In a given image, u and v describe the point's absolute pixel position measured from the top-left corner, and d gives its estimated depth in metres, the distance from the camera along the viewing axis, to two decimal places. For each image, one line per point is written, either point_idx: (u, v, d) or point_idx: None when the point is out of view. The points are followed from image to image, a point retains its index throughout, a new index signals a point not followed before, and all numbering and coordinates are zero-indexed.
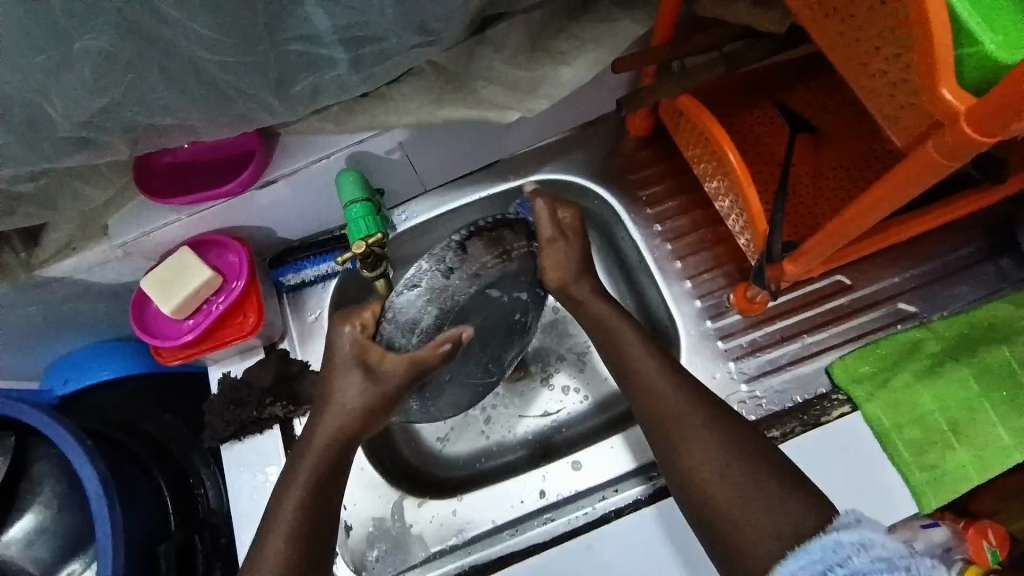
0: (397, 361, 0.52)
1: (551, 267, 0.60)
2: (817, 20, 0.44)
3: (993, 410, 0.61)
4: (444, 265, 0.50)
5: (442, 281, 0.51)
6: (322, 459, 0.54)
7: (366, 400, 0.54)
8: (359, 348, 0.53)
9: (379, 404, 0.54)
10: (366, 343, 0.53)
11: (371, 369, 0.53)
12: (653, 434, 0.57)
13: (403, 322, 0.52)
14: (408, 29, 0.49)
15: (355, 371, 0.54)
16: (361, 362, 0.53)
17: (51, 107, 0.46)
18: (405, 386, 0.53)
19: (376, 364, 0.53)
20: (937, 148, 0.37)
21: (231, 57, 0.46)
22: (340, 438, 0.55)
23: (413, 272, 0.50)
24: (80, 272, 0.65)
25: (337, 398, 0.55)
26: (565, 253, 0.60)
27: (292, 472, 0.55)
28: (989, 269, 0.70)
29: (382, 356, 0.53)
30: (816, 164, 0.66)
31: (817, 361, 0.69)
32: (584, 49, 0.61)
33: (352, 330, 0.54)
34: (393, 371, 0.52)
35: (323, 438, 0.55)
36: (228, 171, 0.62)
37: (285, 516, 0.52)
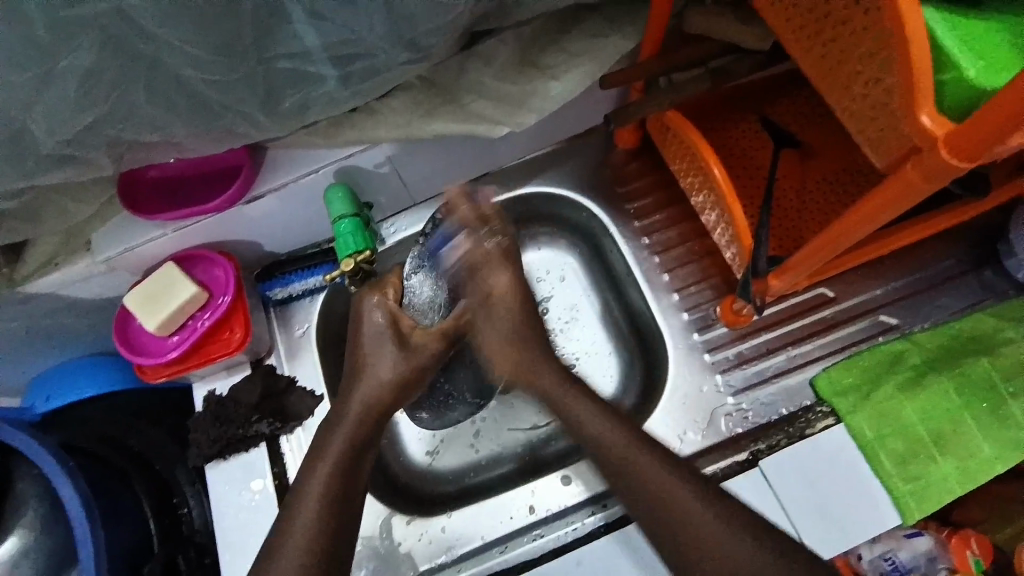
0: (428, 332, 0.61)
1: (502, 360, 0.64)
2: (802, 40, 0.44)
3: (974, 420, 0.62)
4: (434, 243, 0.63)
5: (438, 257, 0.63)
6: (354, 432, 0.57)
7: (400, 371, 0.60)
8: (390, 319, 0.60)
9: (411, 374, 0.60)
10: (396, 312, 0.61)
11: (403, 340, 0.60)
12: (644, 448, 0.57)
13: (420, 302, 0.63)
14: (397, 45, 0.49)
15: (388, 344, 0.60)
16: (394, 332, 0.60)
17: (34, 124, 0.45)
18: (435, 356, 0.61)
19: (408, 335, 0.61)
20: (916, 170, 0.38)
21: (220, 73, 0.46)
22: (373, 410, 0.59)
23: (414, 259, 0.63)
24: (61, 287, 0.64)
25: (370, 367, 0.59)
26: (506, 329, 0.64)
27: (319, 453, 0.56)
28: (971, 281, 0.72)
29: (412, 328, 0.61)
30: (801, 178, 0.67)
31: (802, 374, 0.70)
32: (573, 63, 0.61)
33: (381, 300, 0.61)
34: (425, 342, 0.61)
35: (358, 406, 0.58)
36: (214, 186, 0.61)
37: (310, 502, 0.53)
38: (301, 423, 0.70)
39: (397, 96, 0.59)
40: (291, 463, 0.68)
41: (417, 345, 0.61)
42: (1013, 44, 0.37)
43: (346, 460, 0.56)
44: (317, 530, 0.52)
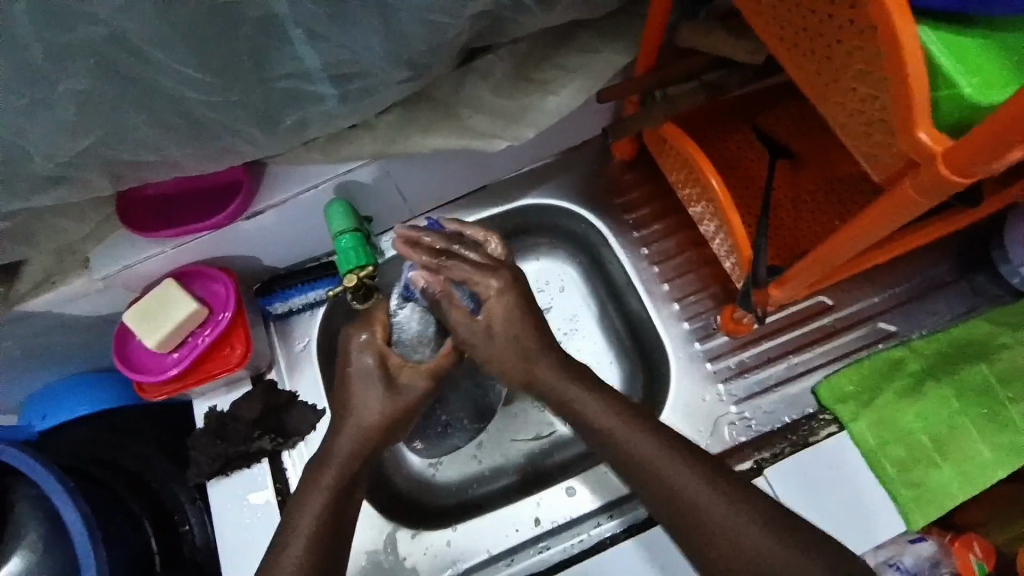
0: (416, 372, 0.56)
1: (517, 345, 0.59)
2: (795, 57, 0.45)
3: (974, 426, 0.62)
4: (421, 272, 0.59)
5: (425, 289, 0.59)
6: (344, 470, 0.54)
7: (388, 413, 0.55)
8: (379, 358, 0.56)
9: (399, 416, 0.56)
10: (385, 350, 0.56)
11: (390, 379, 0.56)
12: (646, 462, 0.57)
13: (410, 337, 0.59)
14: (395, 64, 0.50)
15: (376, 384, 0.56)
16: (382, 372, 0.56)
17: (31, 146, 0.45)
18: (424, 395, 0.57)
19: (396, 373, 0.56)
20: (914, 185, 0.39)
21: (218, 94, 0.46)
22: (361, 447, 0.55)
23: (402, 290, 0.58)
24: (59, 307, 0.64)
25: (357, 409, 0.55)
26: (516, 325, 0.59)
27: (310, 486, 0.54)
28: (966, 287, 0.72)
29: (401, 366, 0.56)
30: (797, 188, 0.68)
31: (802, 382, 0.70)
32: (569, 78, 0.62)
33: (369, 337, 0.56)
34: (413, 381, 0.56)
35: (348, 442, 0.55)
36: (212, 203, 0.61)
37: (302, 526, 0.52)
38: (302, 437, 0.70)
39: (394, 111, 0.59)
40: (292, 478, 0.68)
41: (405, 384, 0.56)
42: (1007, 58, 0.37)
43: (336, 491, 0.53)
44: (309, 542, 0.51)
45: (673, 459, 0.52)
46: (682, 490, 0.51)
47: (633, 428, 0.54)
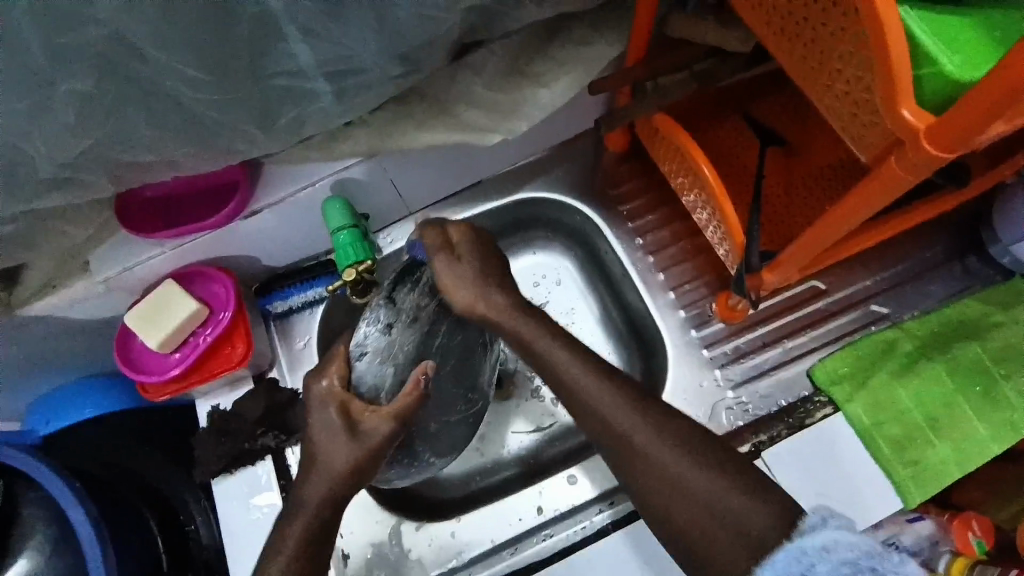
0: (379, 416, 0.52)
1: (453, 287, 0.56)
2: (783, 41, 0.46)
3: (968, 404, 0.64)
4: (382, 322, 0.56)
5: (385, 339, 0.56)
6: (321, 506, 0.52)
7: (355, 461, 0.52)
8: (340, 407, 0.53)
9: (369, 460, 0.52)
10: (345, 397, 0.53)
11: (353, 425, 0.52)
12: (647, 419, 0.53)
13: (367, 388, 0.55)
14: (388, 60, 0.50)
15: (338, 432, 0.52)
16: (345, 421, 0.52)
17: (34, 149, 0.46)
18: (388, 438, 0.52)
19: (359, 419, 0.52)
20: (899, 163, 0.40)
21: (215, 93, 0.47)
22: (335, 489, 0.52)
23: (359, 338, 0.55)
24: (63, 309, 0.64)
25: (323, 457, 0.52)
26: (466, 270, 0.57)
27: (294, 506, 0.53)
28: (957, 269, 0.74)
29: (363, 411, 0.53)
30: (787, 175, 0.69)
31: (798, 365, 0.71)
32: (559, 73, 0.62)
33: (328, 385, 0.53)
34: (376, 427, 0.52)
35: (321, 491, 0.52)
36: (210, 203, 0.62)
37: (296, 527, 0.52)
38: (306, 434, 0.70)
39: (388, 107, 0.60)
40: (297, 473, 0.69)
41: (369, 428, 0.52)
42: (988, 36, 0.38)
43: (321, 512, 0.52)
44: (299, 548, 0.51)
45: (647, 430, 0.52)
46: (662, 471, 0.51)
47: (620, 404, 0.54)
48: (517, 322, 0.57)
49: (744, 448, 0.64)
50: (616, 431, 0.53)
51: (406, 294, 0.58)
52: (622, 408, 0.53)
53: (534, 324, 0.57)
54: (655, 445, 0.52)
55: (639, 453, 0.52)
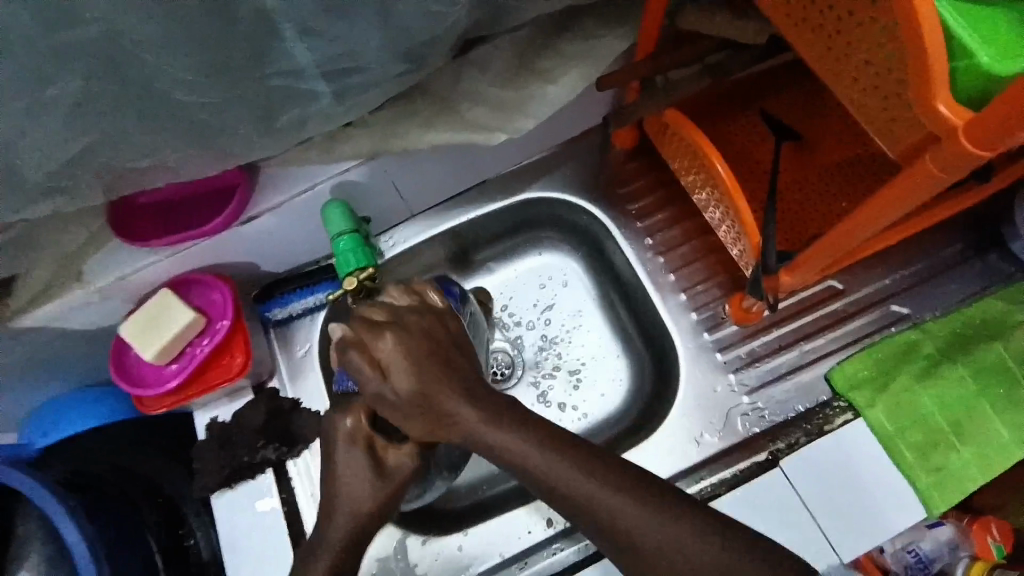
0: (404, 453, 0.49)
1: (402, 422, 0.46)
2: (801, 31, 0.43)
3: (992, 407, 0.61)
4: None
5: None
6: (345, 545, 0.48)
7: (380, 499, 0.49)
8: (365, 442, 0.49)
9: (393, 500, 0.50)
10: (370, 435, 0.49)
11: (378, 464, 0.49)
12: (656, 514, 0.43)
13: None
14: (390, 58, 0.48)
15: (362, 469, 0.49)
16: (370, 458, 0.49)
17: (21, 156, 0.44)
18: (415, 473, 0.50)
19: (383, 456, 0.49)
20: (933, 163, 0.38)
21: (209, 96, 0.45)
22: (357, 526, 0.49)
23: None
24: (57, 320, 0.62)
25: (345, 495, 0.49)
26: (398, 378, 0.45)
27: (314, 547, 0.49)
28: (978, 265, 0.71)
29: (387, 446, 0.49)
30: (803, 172, 0.66)
31: (815, 369, 0.68)
32: (567, 68, 0.60)
33: (354, 422, 0.50)
34: (402, 464, 0.49)
35: (341, 532, 0.48)
36: (206, 209, 0.60)
37: (319, 565, 0.48)
38: (307, 445, 0.68)
39: (392, 106, 0.58)
40: (298, 486, 0.67)
41: (394, 465, 0.49)
42: None
43: (345, 546, 0.48)
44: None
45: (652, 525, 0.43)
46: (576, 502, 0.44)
47: (622, 498, 0.43)
48: (491, 431, 0.45)
49: (694, 489, 0.63)
50: (621, 536, 0.43)
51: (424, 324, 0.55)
52: (582, 474, 0.44)
53: (509, 424, 0.45)
54: (660, 539, 0.42)
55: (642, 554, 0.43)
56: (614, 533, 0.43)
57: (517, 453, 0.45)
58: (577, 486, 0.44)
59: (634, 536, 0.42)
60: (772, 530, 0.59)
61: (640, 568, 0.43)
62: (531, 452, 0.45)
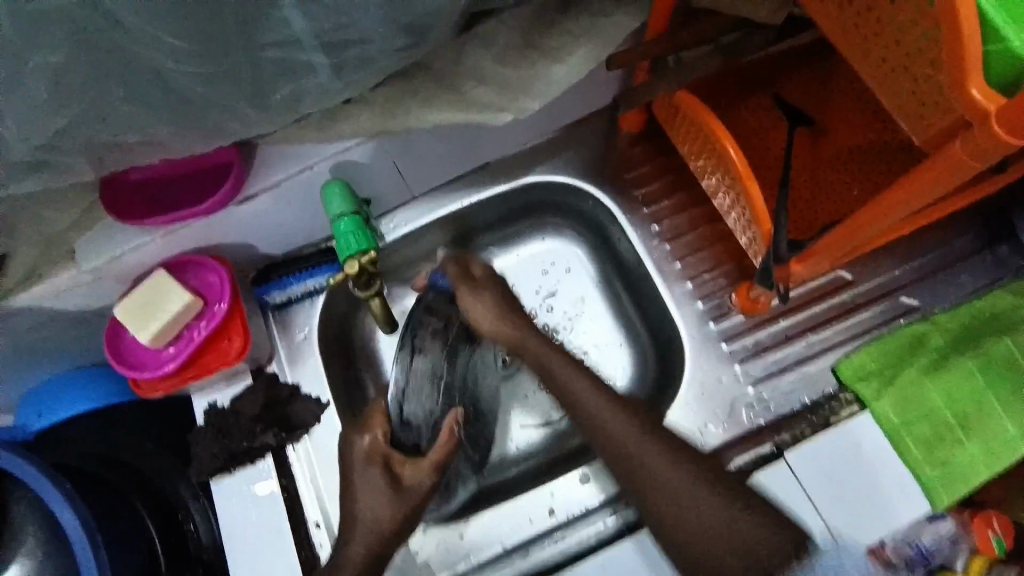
0: (418, 470, 0.59)
1: (479, 320, 0.65)
2: (830, 11, 0.42)
3: (999, 402, 0.60)
4: (406, 355, 0.65)
5: (406, 374, 0.64)
6: (368, 559, 0.56)
7: (397, 512, 0.58)
8: (383, 460, 0.59)
9: (407, 518, 0.58)
10: (386, 453, 0.60)
11: (394, 481, 0.59)
12: (677, 468, 0.56)
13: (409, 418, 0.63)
14: (392, 31, 0.46)
15: (380, 485, 0.58)
16: (388, 479, 0.58)
17: (6, 129, 0.42)
18: (432, 486, 0.59)
19: (399, 471, 0.59)
20: (965, 148, 0.37)
21: (202, 67, 0.43)
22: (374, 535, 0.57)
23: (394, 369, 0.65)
24: (49, 300, 0.60)
25: (366, 513, 0.57)
26: (486, 304, 0.65)
27: (340, 558, 0.56)
28: (988, 257, 0.70)
29: (403, 463, 0.59)
30: (816, 159, 0.65)
31: (821, 361, 0.67)
32: (575, 45, 0.58)
33: (370, 441, 0.60)
34: (415, 479, 0.59)
35: (359, 551, 0.56)
36: (203, 188, 0.58)
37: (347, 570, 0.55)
38: (307, 431, 0.68)
39: (392, 84, 0.56)
40: (298, 472, 0.66)
41: (410, 481, 0.59)
42: None
43: (369, 556, 0.56)
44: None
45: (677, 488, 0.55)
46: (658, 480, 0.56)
47: (651, 452, 0.57)
48: (564, 371, 0.62)
49: (739, 462, 0.62)
50: (644, 484, 0.56)
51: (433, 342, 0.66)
52: (628, 426, 0.58)
53: (574, 370, 0.62)
54: (685, 484, 0.55)
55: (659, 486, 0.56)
56: (640, 481, 0.57)
57: (587, 403, 0.60)
58: (633, 441, 0.57)
59: (659, 485, 0.56)
60: (799, 508, 0.59)
61: (659, 517, 0.56)
62: (591, 400, 0.60)
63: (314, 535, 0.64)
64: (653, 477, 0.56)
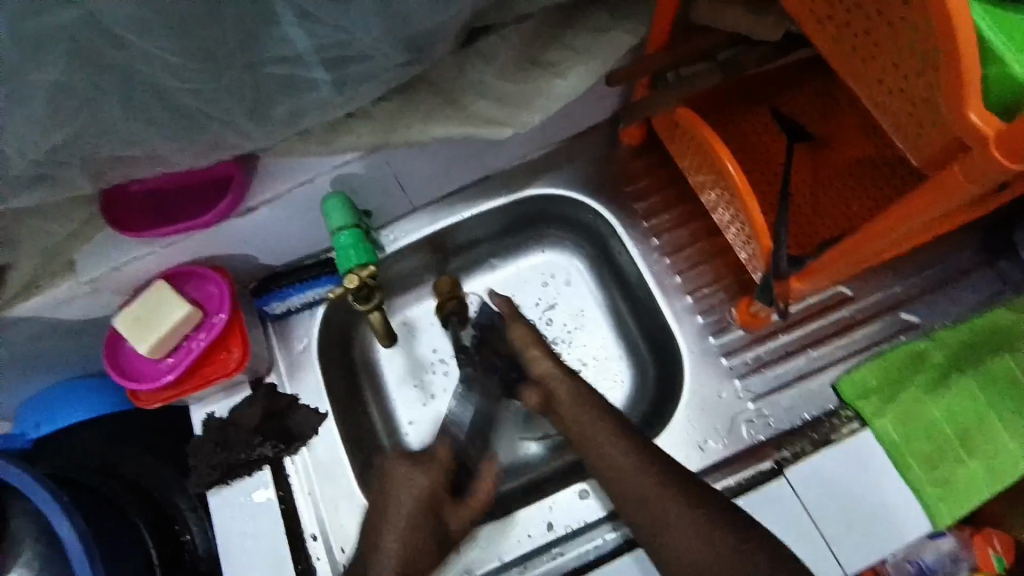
0: (463, 515, 0.61)
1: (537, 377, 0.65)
2: (827, 30, 0.43)
3: (999, 418, 0.60)
4: None
5: None
6: None
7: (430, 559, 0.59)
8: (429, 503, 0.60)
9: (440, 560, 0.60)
10: (438, 503, 0.60)
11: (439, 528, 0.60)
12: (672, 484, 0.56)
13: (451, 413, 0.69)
14: (393, 47, 0.46)
15: (422, 529, 0.59)
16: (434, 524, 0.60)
17: (8, 144, 0.42)
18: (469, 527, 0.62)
19: (445, 517, 0.61)
20: (963, 170, 0.37)
21: (203, 82, 0.43)
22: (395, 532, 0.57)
23: None
24: (48, 310, 0.61)
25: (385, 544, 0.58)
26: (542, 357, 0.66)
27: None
28: (989, 273, 0.70)
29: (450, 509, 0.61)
30: (815, 174, 0.65)
31: (823, 376, 0.67)
32: (575, 61, 0.58)
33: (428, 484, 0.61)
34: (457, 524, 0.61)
35: None
36: (204, 201, 0.59)
37: None
38: (306, 442, 0.68)
39: (393, 99, 0.56)
40: (295, 483, 0.66)
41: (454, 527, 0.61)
42: None
43: None
44: None
45: (675, 524, 0.54)
46: (641, 496, 0.56)
47: (646, 472, 0.57)
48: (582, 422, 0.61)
49: (724, 484, 0.62)
50: (654, 519, 0.55)
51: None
52: (650, 476, 0.56)
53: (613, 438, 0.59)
54: (689, 515, 0.54)
55: (657, 519, 0.55)
56: (651, 515, 0.55)
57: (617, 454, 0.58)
58: (642, 477, 0.56)
59: (656, 513, 0.55)
60: (792, 540, 0.58)
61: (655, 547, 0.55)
62: (622, 456, 0.58)
63: (310, 549, 0.63)
64: (645, 499, 0.56)
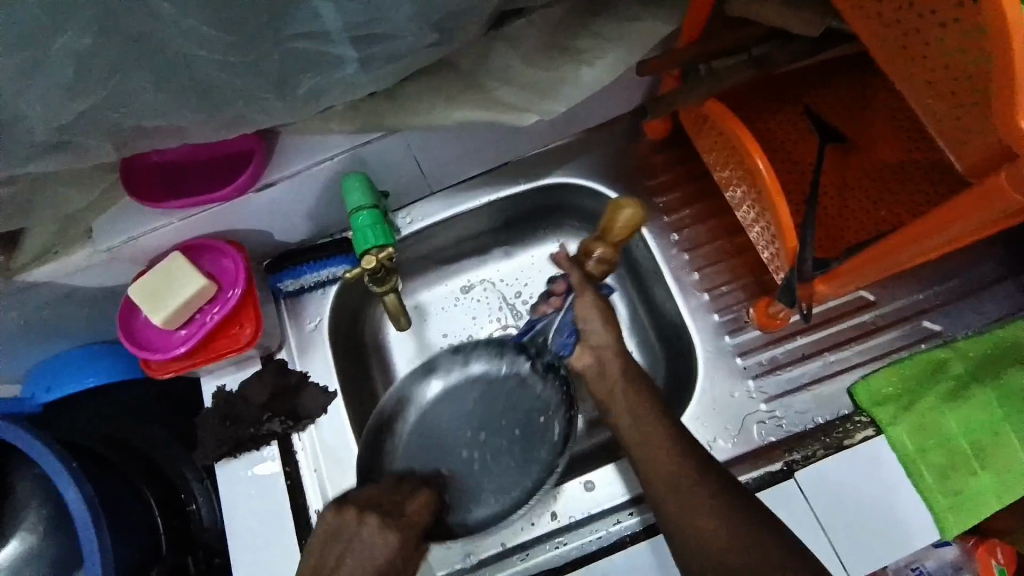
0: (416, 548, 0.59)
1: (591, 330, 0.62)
2: (874, 26, 0.41)
3: (1015, 433, 0.59)
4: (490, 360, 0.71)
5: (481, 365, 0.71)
6: None
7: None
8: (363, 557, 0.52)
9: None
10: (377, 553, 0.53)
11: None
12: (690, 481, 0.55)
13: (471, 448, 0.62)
14: (423, 28, 0.45)
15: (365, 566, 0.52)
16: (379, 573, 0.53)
17: (30, 109, 0.42)
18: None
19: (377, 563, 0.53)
20: (1008, 178, 0.35)
21: (230, 56, 0.42)
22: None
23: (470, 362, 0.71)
24: (63, 277, 0.61)
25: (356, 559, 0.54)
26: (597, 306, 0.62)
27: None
28: (1015, 286, 0.68)
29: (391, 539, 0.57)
30: (843, 175, 0.63)
31: (839, 381, 0.66)
32: (605, 49, 0.57)
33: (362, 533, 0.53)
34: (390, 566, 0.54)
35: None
36: (223, 174, 0.58)
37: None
38: (313, 420, 0.67)
39: (418, 80, 0.55)
40: (303, 460, 0.66)
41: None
42: None
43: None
44: None
45: (697, 513, 0.53)
46: (675, 483, 0.55)
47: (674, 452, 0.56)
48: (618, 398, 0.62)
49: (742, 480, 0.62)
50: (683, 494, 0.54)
51: (555, 386, 0.71)
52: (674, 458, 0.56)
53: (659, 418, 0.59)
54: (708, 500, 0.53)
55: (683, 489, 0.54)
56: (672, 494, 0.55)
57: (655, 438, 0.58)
58: (671, 461, 0.56)
59: (676, 495, 0.54)
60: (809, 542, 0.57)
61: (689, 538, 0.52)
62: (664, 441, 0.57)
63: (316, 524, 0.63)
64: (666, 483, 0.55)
